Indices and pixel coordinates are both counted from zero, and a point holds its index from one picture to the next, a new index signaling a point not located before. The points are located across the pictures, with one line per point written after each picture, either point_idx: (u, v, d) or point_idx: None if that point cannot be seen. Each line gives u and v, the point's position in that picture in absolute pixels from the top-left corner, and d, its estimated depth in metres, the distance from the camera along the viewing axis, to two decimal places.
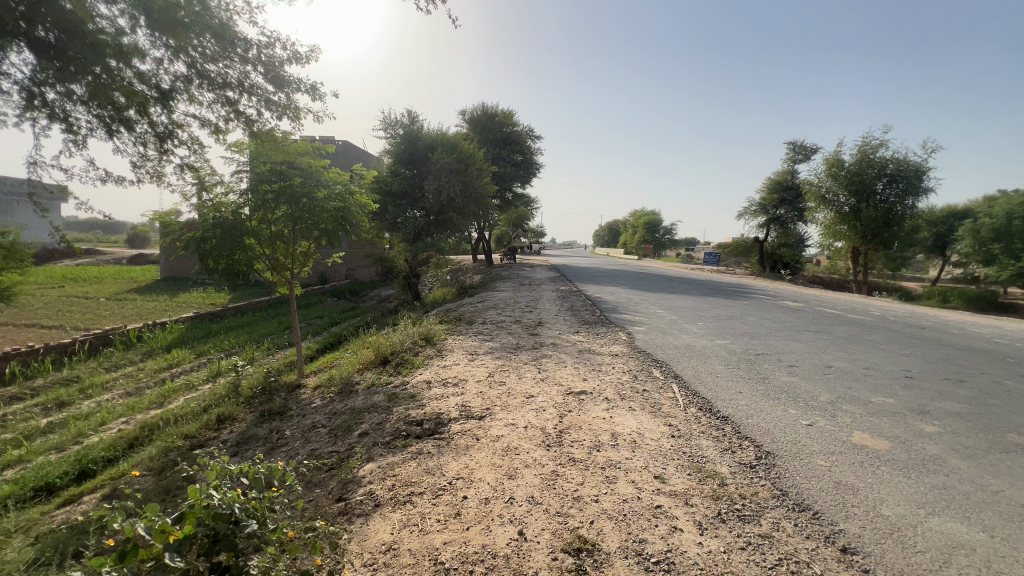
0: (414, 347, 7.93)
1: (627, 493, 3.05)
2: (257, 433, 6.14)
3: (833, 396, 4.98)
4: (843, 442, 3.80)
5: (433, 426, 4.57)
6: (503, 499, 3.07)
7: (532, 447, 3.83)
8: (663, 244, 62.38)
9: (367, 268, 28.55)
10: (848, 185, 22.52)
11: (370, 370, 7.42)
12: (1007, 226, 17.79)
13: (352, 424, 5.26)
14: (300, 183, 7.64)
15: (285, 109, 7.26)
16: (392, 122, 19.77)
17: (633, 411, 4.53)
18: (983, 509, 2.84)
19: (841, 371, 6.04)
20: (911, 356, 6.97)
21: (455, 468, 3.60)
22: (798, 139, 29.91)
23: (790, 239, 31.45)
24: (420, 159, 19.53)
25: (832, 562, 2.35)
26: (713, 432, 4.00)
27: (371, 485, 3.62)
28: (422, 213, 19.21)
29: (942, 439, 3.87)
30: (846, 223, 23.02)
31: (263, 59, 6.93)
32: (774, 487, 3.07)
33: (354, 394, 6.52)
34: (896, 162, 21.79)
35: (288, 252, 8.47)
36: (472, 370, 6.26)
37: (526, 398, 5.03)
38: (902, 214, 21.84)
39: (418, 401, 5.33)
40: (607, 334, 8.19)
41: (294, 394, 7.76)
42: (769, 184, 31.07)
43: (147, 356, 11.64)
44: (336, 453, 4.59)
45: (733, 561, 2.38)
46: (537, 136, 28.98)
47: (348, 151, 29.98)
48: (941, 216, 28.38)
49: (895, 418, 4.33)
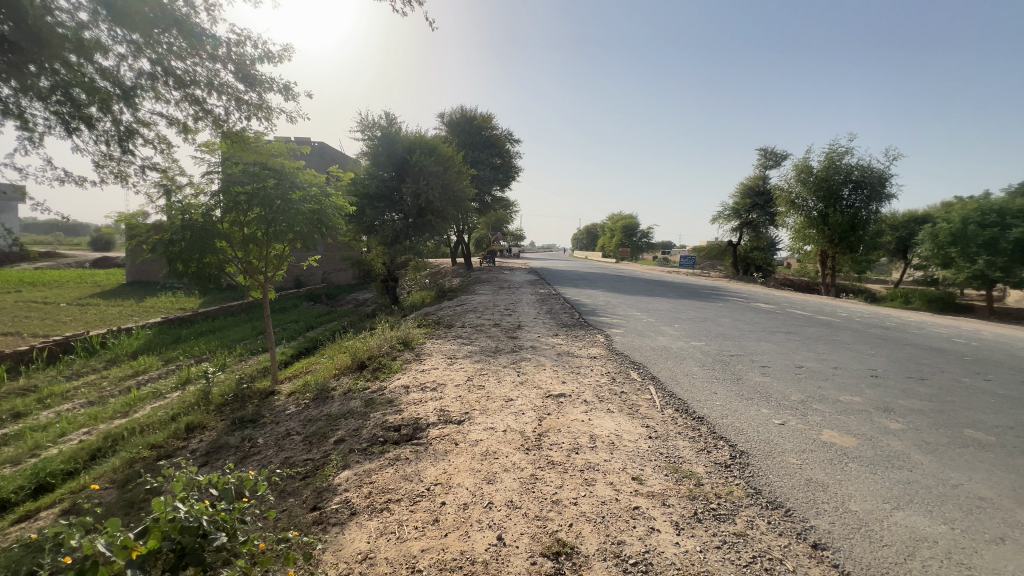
0: (392, 351, 7.82)
1: (606, 495, 3.06)
2: (228, 441, 5.96)
3: (803, 395, 5.11)
4: (813, 440, 3.90)
5: (411, 432, 4.51)
6: (481, 505, 3.05)
7: (511, 451, 3.81)
8: (640, 248, 63.38)
9: (344, 272, 28.14)
10: (816, 190, 23.32)
11: (347, 375, 7.29)
12: (963, 231, 18.67)
13: (328, 430, 5.15)
14: (274, 184, 7.49)
15: (256, 109, 7.10)
16: (370, 123, 19.54)
17: (611, 413, 4.56)
18: (943, 502, 2.96)
19: (811, 370, 6.22)
20: (876, 355, 7.23)
21: (433, 474, 3.56)
22: (769, 146, 30.84)
23: (762, 243, 32.34)
24: (399, 161, 19.33)
25: (804, 558, 2.41)
26: (689, 433, 4.06)
27: (346, 493, 3.54)
28: (400, 216, 19.03)
29: (905, 436, 4.02)
30: (815, 228, 23.80)
31: (232, 57, 6.76)
32: (748, 486, 3.13)
33: (330, 399, 6.39)
34: (860, 168, 22.67)
35: (262, 255, 8.28)
36: (451, 374, 6.21)
37: (505, 401, 5.01)
38: (867, 219, 22.71)
39: (395, 406, 5.26)
40: (586, 337, 8.25)
41: (267, 401, 7.57)
42: (741, 189, 31.89)
43: (111, 363, 11.19)
44: (310, 461, 4.49)
45: (709, 560, 2.40)
46: (516, 140, 29.11)
47: (324, 152, 29.55)
48: (902, 221, 29.63)
49: (861, 416, 4.48)
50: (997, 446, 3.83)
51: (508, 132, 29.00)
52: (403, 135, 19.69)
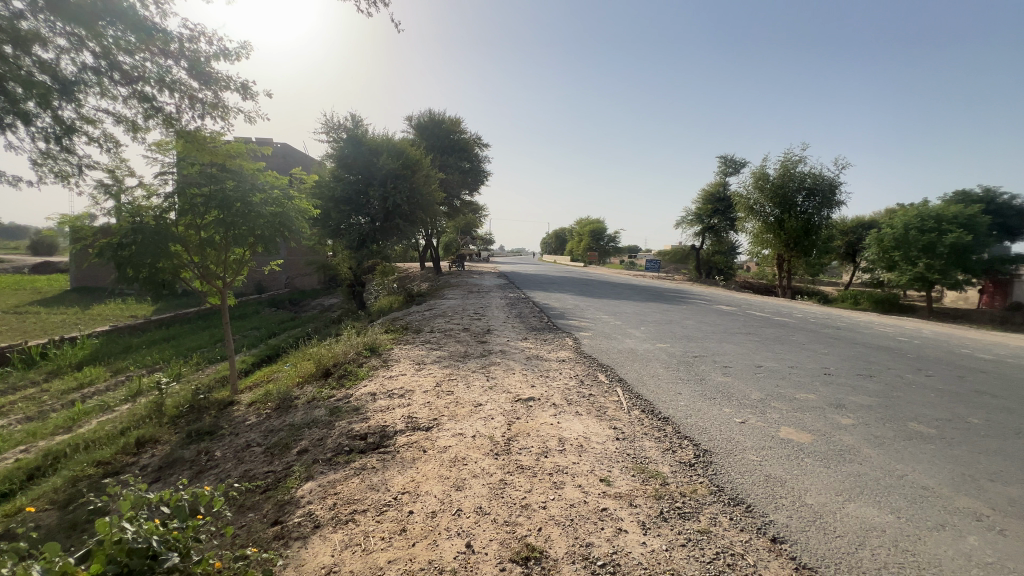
0: (359, 358, 7.63)
1: (574, 498, 3.08)
2: (183, 455, 5.67)
3: (762, 394, 5.30)
4: (772, 437, 4.07)
5: (378, 440, 4.41)
6: (450, 512, 3.01)
7: (480, 456, 3.79)
8: (608, 251, 64.59)
9: (309, 277, 27.37)
10: (773, 197, 24.40)
11: (311, 383, 7.06)
12: (905, 236, 19.91)
13: (291, 441, 4.98)
14: (233, 186, 7.21)
15: (211, 108, 6.82)
16: (335, 125, 19.11)
17: (579, 416, 4.61)
18: (890, 492, 3.12)
19: (770, 370, 6.46)
20: (829, 354, 7.59)
21: (400, 483, 3.49)
22: (729, 154, 32.04)
23: (723, 247, 33.50)
24: (366, 164, 18.98)
25: (764, 552, 2.49)
26: (655, 433, 4.14)
27: (309, 505, 3.43)
28: (367, 219, 18.67)
29: (857, 430, 4.23)
30: (771, 232, 24.86)
31: (185, 54, 6.49)
32: (711, 483, 3.22)
33: (293, 409, 6.19)
34: (812, 177, 23.86)
35: (220, 260, 7.95)
36: (419, 380, 6.12)
37: (474, 406, 4.99)
38: (820, 225, 23.88)
39: (362, 414, 5.14)
40: (555, 340, 8.32)
41: (226, 412, 7.25)
42: (703, 195, 32.97)
43: (53, 376, 10.46)
44: (272, 473, 4.32)
45: (675, 558, 2.45)
46: (485, 144, 29.16)
47: (287, 154, 28.79)
48: (851, 226, 31.37)
49: (816, 413, 4.69)
50: (937, 438, 4.09)
51: (477, 137, 29.01)
52: (370, 138, 19.36)
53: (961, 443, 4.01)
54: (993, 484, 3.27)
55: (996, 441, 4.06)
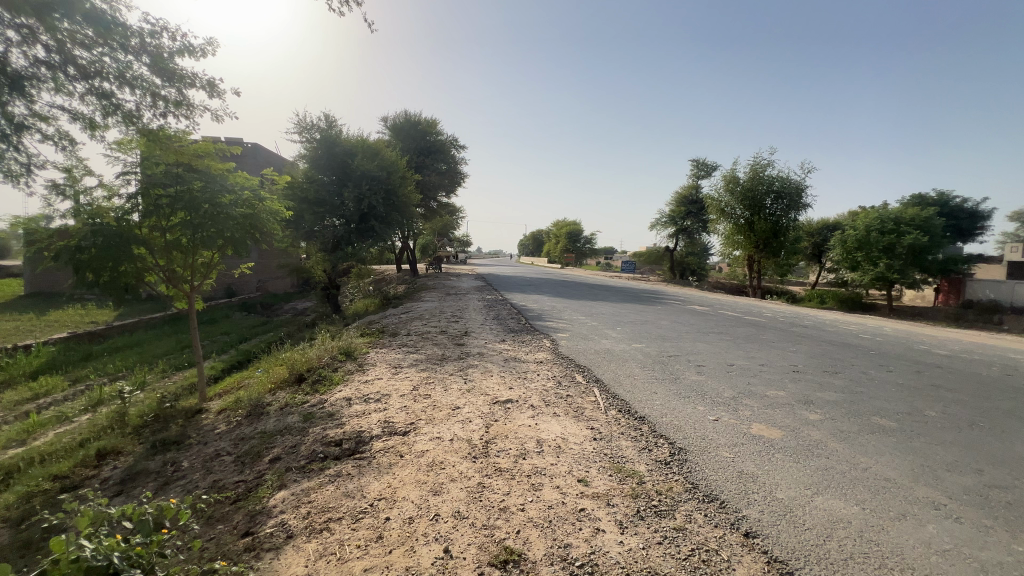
0: (333, 362, 7.48)
1: (552, 499, 3.09)
2: (147, 466, 5.44)
3: (735, 392, 5.43)
4: (744, 433, 4.17)
5: (354, 446, 4.33)
6: (428, 517, 2.97)
7: (458, 460, 3.76)
8: (584, 253, 65.22)
9: (281, 280, 26.74)
10: (743, 200, 25.07)
11: (284, 389, 6.88)
12: (867, 237, 20.75)
13: (263, 449, 4.84)
14: (201, 187, 6.98)
15: (175, 106, 6.59)
16: (308, 125, 18.69)
17: (557, 417, 4.62)
18: (856, 485, 3.24)
19: (741, 368, 6.63)
20: (798, 352, 7.84)
21: (377, 489, 3.43)
22: (701, 158, 32.78)
23: (696, 248, 34.26)
24: (341, 165, 18.74)
25: (737, 547, 2.54)
26: (632, 433, 4.19)
27: (282, 515, 3.33)
28: (341, 222, 18.19)
29: (824, 425, 4.38)
30: (742, 234, 25.55)
31: (148, 49, 6.26)
32: (686, 481, 3.28)
33: (265, 415, 6.02)
34: (780, 180, 24.63)
35: (187, 263, 7.70)
36: (395, 384, 6.04)
37: (452, 410, 4.95)
38: (787, 227, 24.67)
39: (337, 420, 5.04)
40: (532, 342, 8.34)
41: (194, 421, 7.00)
42: (677, 198, 33.60)
43: (5, 386, 9.91)
44: (243, 482, 4.19)
45: (652, 556, 2.48)
46: (461, 146, 29.06)
47: (257, 154, 28.07)
48: (817, 227, 32.52)
49: (786, 409, 4.83)
50: (898, 431, 4.26)
51: (453, 139, 28.88)
52: (344, 138, 18.98)
53: (920, 435, 4.19)
54: (951, 474, 3.42)
55: (952, 433, 4.26)
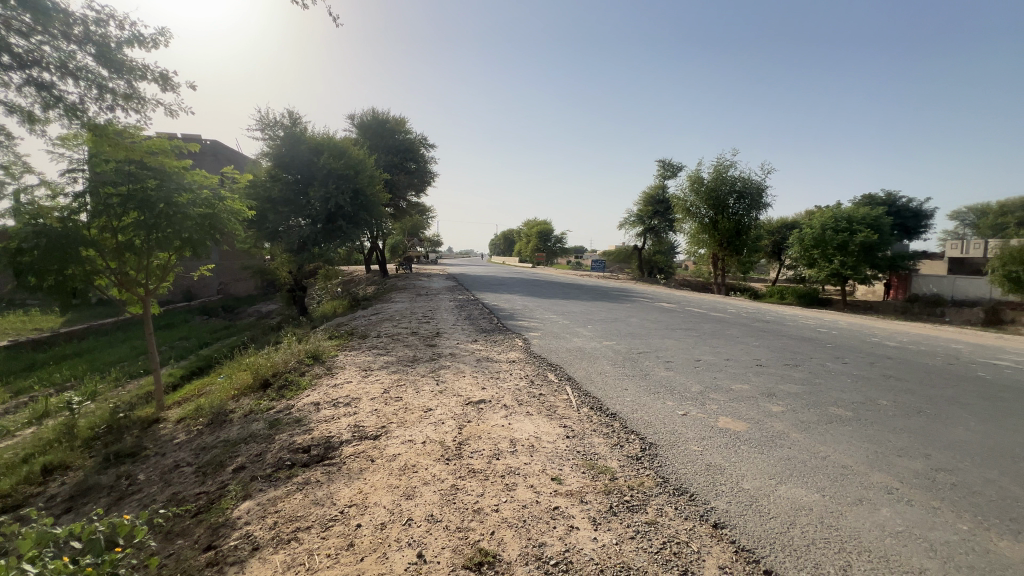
0: (300, 366, 7.25)
1: (526, 498, 3.09)
2: (99, 481, 5.12)
3: (702, 386, 5.59)
4: (711, 427, 4.28)
5: (323, 452, 4.22)
6: (401, 522, 2.92)
7: (431, 462, 3.71)
8: (555, 252, 65.75)
9: (244, 282, 25.83)
10: (707, 200, 25.82)
11: (248, 396, 6.62)
12: (823, 235, 21.74)
13: (225, 458, 4.65)
14: (155, 186, 6.64)
15: (125, 99, 6.25)
16: (271, 122, 18.01)
17: (530, 416, 4.63)
18: (817, 473, 3.38)
19: (708, 363, 6.81)
20: (760, 346, 8.13)
21: (347, 496, 3.34)
22: (668, 158, 33.55)
23: (663, 247, 35.09)
24: (305, 163, 18.17)
25: (706, 539, 2.60)
26: (603, 430, 4.24)
27: (247, 526, 3.20)
28: (307, 221, 17.70)
29: (786, 417, 4.55)
30: (707, 233, 26.28)
31: (94, 39, 5.92)
32: (657, 475, 3.34)
33: (228, 423, 5.80)
34: (742, 181, 25.47)
35: (141, 265, 7.32)
36: (365, 387, 5.91)
37: (424, 412, 4.89)
38: (749, 225, 25.58)
39: (304, 426, 4.89)
40: (505, 342, 8.32)
41: (151, 431, 6.67)
42: (645, 197, 34.28)
43: None
44: (204, 494, 4.01)
45: (625, 551, 2.51)
46: (431, 144, 28.78)
47: (216, 152, 27.00)
48: (777, 226, 33.87)
49: (750, 402, 5.00)
50: (854, 420, 4.48)
51: (422, 137, 28.58)
52: (309, 136, 18.42)
53: (873, 423, 4.41)
54: (902, 459, 3.61)
55: (902, 420, 4.50)
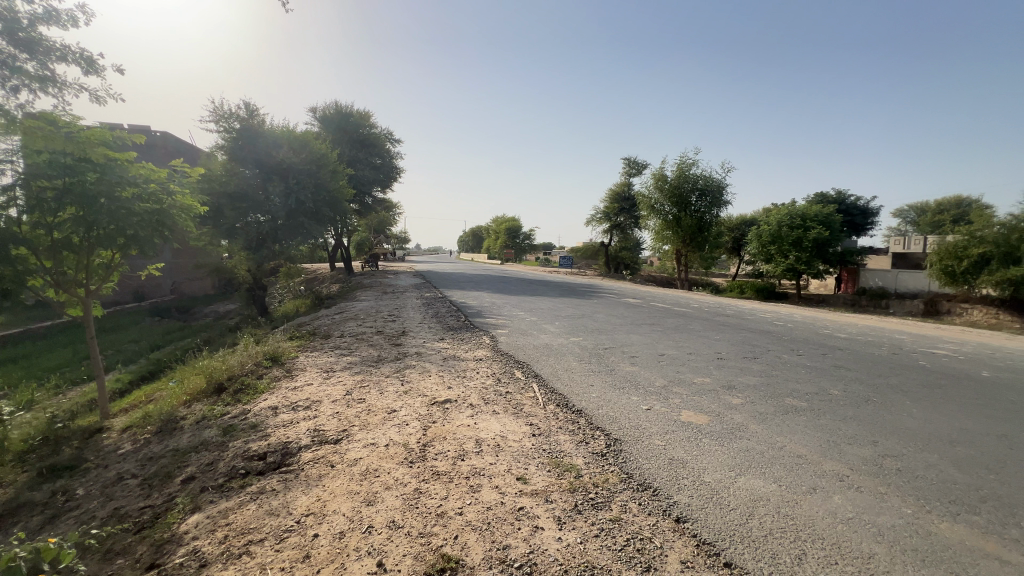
0: (257, 369, 6.94)
1: (491, 500, 3.04)
2: (31, 498, 4.73)
3: (665, 380, 5.70)
4: (675, 421, 4.36)
5: (280, 459, 4.03)
6: (361, 530, 2.81)
7: (394, 466, 3.61)
8: (524, 249, 65.88)
9: (200, 282, 24.66)
10: (671, 197, 26.49)
11: (201, 401, 6.27)
12: (779, 232, 22.67)
13: (174, 468, 4.39)
14: (94, 179, 6.10)
15: (44, 82, 5.82)
16: (225, 113, 17.09)
17: (496, 415, 4.58)
18: (775, 464, 3.48)
19: (671, 357, 6.95)
20: (721, 340, 8.35)
21: (305, 504, 3.20)
22: (633, 156, 34.12)
23: (629, 243, 35.72)
24: (264, 157, 17.41)
25: (669, 533, 2.63)
26: (570, 426, 4.24)
27: (194, 542, 3.02)
28: (267, 218, 17.06)
29: (745, 409, 4.68)
30: (670, 230, 26.82)
31: (1, 14, 5.47)
32: (622, 471, 3.36)
33: (178, 431, 5.48)
34: (704, 179, 26.23)
35: (81, 263, 6.88)
36: (327, 389, 5.71)
37: (387, 413, 4.76)
38: (710, 222, 26.37)
39: (261, 431, 4.67)
40: (471, 340, 8.22)
41: (93, 442, 6.24)
42: (610, 194, 34.78)
43: None
44: (149, 509, 3.76)
45: (590, 550, 2.50)
46: (396, 140, 28.27)
47: (164, 143, 25.62)
48: (736, 223, 35.12)
49: (711, 395, 5.12)
50: (808, 410, 4.64)
51: (387, 132, 28.05)
52: (267, 128, 17.61)
53: (825, 412, 4.60)
54: (852, 447, 3.76)
55: (851, 408, 4.71)
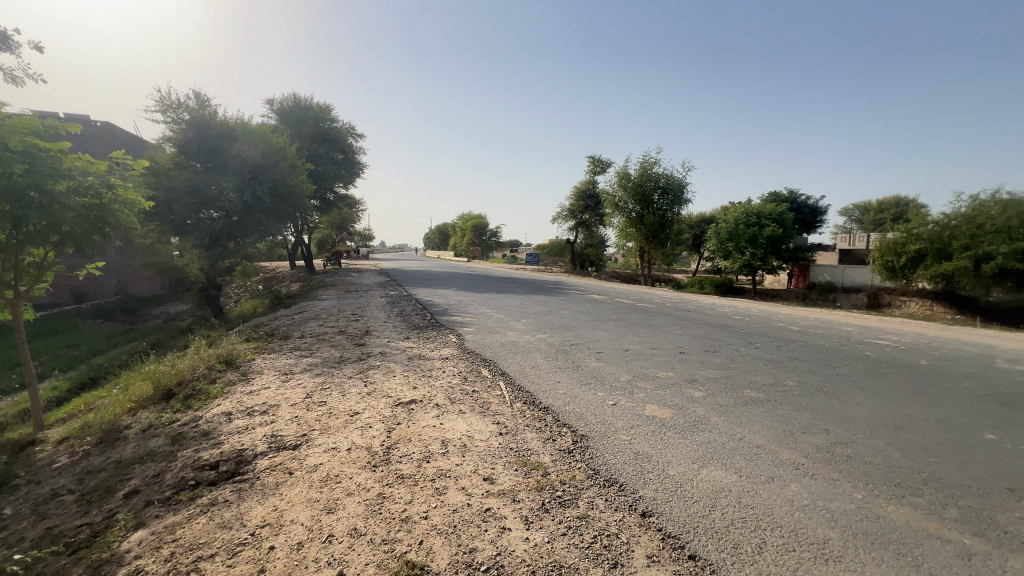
0: (210, 373, 6.58)
1: (457, 502, 2.98)
2: None
3: (630, 375, 5.78)
4: (639, 415, 4.42)
5: (234, 467, 3.82)
6: (321, 539, 2.69)
7: (356, 471, 3.48)
8: (491, 246, 65.68)
9: (147, 282, 23.28)
10: (634, 195, 27.03)
11: (147, 409, 5.89)
12: (736, 229, 23.52)
13: (116, 482, 4.09)
14: (23, 171, 5.55)
15: None
16: (173, 104, 16.16)
17: (462, 415, 4.51)
18: (735, 455, 3.57)
19: (635, 352, 7.06)
20: (683, 335, 8.57)
21: (260, 515, 3.04)
22: (598, 154, 34.59)
23: (594, 240, 36.21)
24: (216, 151, 16.51)
25: (635, 528, 2.64)
26: (536, 424, 4.23)
27: (136, 561, 2.81)
28: (221, 214, 16.24)
29: (706, 401, 4.80)
30: (634, 227, 27.38)
31: None
32: (588, 468, 3.37)
33: (121, 442, 5.12)
34: (666, 177, 26.87)
35: (8, 262, 6.29)
36: (285, 393, 5.47)
37: (349, 416, 4.60)
38: (672, 219, 27.06)
39: (213, 439, 4.42)
40: (438, 338, 8.10)
41: (25, 456, 5.76)
42: (576, 192, 35.15)
43: None
44: (87, 527, 3.49)
45: (557, 549, 2.48)
46: (359, 134, 27.51)
47: (104, 132, 24.06)
48: (696, 221, 36.27)
49: (674, 388, 5.23)
50: (765, 401, 4.81)
51: (350, 126, 27.24)
52: (220, 120, 16.71)
53: (781, 403, 4.78)
54: (806, 436, 3.91)
55: (805, 398, 4.92)
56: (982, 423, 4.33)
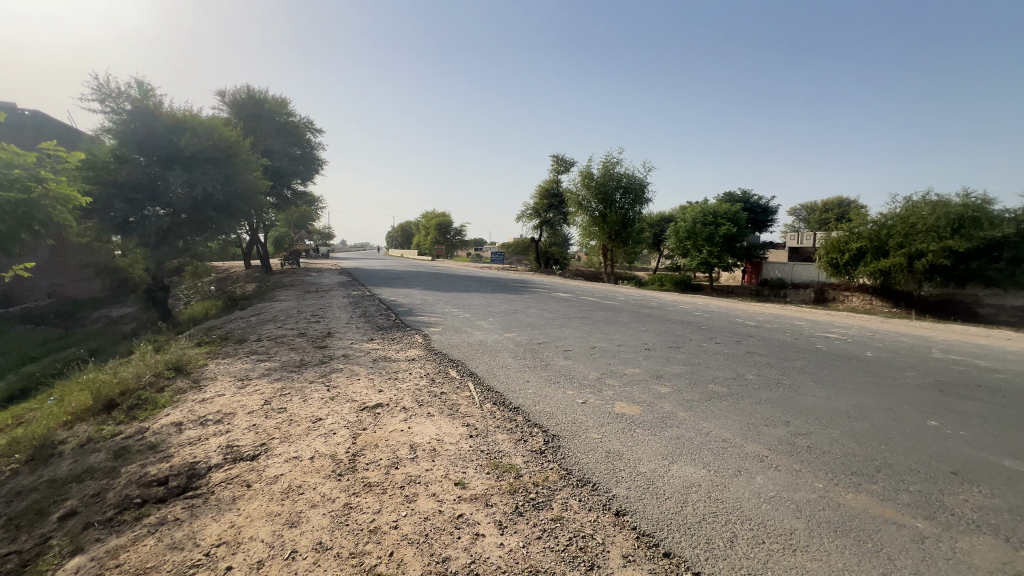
0: (157, 381, 6.16)
1: (428, 509, 2.88)
2: None
3: (599, 372, 5.82)
4: (609, 413, 4.44)
5: (185, 482, 3.57)
6: (283, 556, 2.54)
7: (320, 480, 3.32)
8: (455, 245, 65.13)
9: (85, 284, 21.68)
10: (597, 194, 27.46)
11: (86, 421, 5.44)
12: (694, 228, 24.29)
13: (49, 504, 3.74)
14: None
15: None
16: (113, 93, 15.08)
17: (431, 418, 4.40)
18: (703, 449, 3.63)
19: (603, 350, 7.13)
20: (648, 331, 8.73)
21: (216, 532, 2.84)
22: (561, 154, 34.93)
23: (558, 239, 36.52)
24: (162, 144, 15.51)
25: (610, 527, 2.64)
26: (507, 425, 4.17)
27: None
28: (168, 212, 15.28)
29: (673, 397, 4.89)
30: (597, 226, 27.81)
31: None
32: (561, 468, 3.34)
33: (55, 459, 4.69)
34: (627, 178, 27.41)
35: None
36: (241, 400, 5.17)
37: (312, 422, 4.40)
38: (634, 218, 27.64)
39: (161, 452, 4.11)
40: (403, 339, 7.91)
41: None
42: (540, 191, 35.34)
43: None
44: (16, 555, 3.17)
45: (533, 554, 2.43)
46: (318, 129, 26.64)
47: (34, 121, 22.28)
48: (657, 220, 37.23)
49: (641, 385, 5.30)
50: (728, 395, 4.95)
51: (308, 121, 26.33)
52: (166, 112, 15.71)
53: (744, 397, 4.92)
54: (769, 428, 4.04)
55: (765, 391, 5.09)
56: (925, 410, 4.60)
